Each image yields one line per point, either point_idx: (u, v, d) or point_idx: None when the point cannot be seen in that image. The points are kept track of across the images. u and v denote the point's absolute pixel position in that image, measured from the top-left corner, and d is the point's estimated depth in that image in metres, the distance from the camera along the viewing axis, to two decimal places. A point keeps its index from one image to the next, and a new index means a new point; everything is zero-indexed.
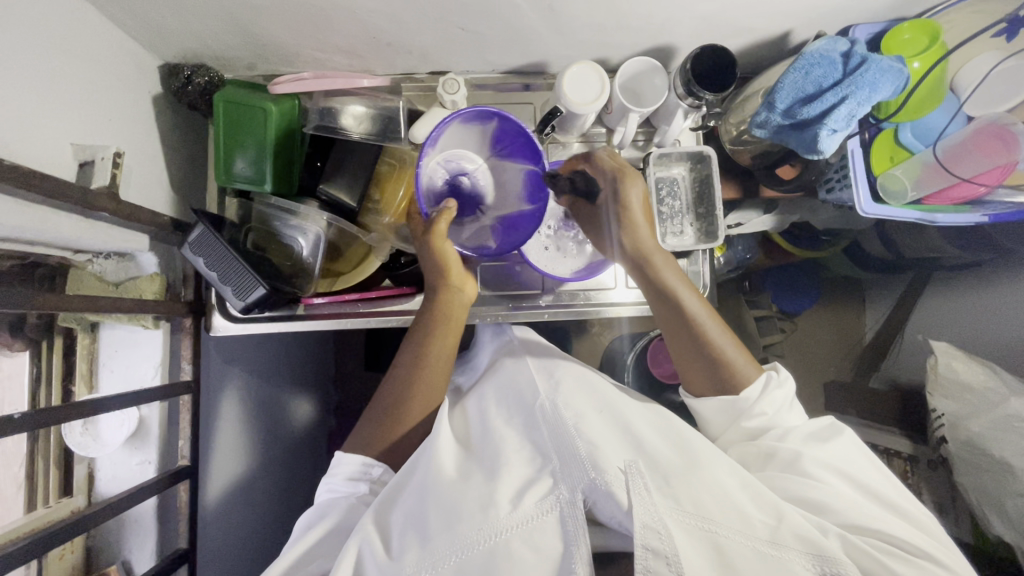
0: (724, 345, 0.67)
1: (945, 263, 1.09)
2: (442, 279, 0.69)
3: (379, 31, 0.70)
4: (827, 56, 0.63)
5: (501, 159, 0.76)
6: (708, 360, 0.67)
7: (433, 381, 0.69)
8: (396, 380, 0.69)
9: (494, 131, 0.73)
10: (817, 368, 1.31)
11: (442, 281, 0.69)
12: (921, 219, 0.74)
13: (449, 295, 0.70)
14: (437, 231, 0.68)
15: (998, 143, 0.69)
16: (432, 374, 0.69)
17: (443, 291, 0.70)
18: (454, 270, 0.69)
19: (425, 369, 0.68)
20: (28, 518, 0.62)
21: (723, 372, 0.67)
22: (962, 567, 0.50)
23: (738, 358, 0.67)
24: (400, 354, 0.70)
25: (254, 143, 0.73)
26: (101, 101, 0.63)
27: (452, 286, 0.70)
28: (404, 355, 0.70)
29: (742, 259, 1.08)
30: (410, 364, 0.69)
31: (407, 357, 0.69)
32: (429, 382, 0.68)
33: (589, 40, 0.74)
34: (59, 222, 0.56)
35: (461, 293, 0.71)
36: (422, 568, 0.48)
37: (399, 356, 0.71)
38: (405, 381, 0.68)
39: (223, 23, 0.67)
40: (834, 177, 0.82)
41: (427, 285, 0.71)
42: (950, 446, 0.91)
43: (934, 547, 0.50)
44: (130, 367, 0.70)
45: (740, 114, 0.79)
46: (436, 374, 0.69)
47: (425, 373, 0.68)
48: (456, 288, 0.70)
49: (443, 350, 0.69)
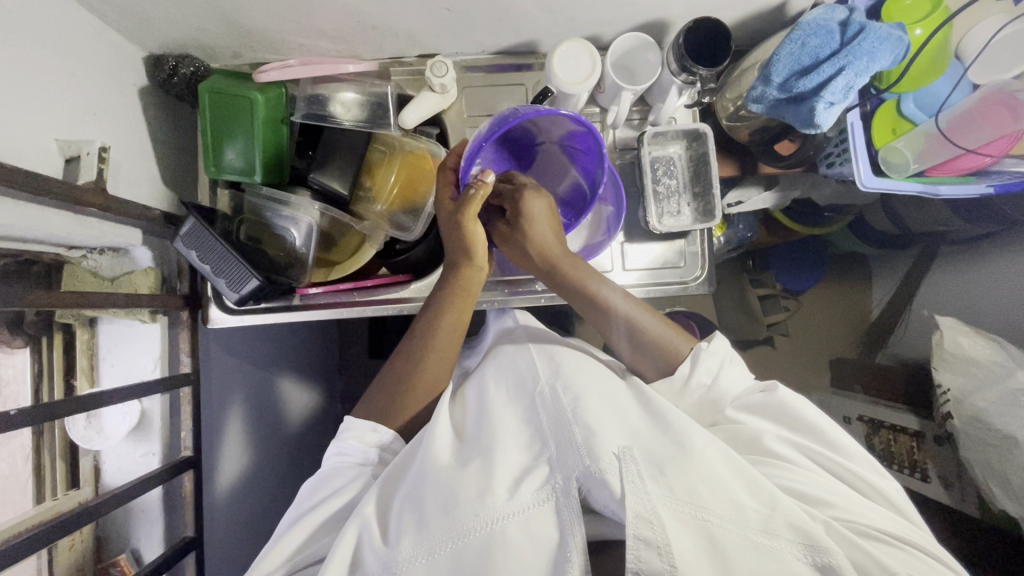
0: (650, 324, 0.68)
1: (953, 236, 1.06)
2: (465, 255, 0.69)
3: (363, 15, 0.68)
4: (824, 25, 0.61)
5: (562, 147, 0.75)
6: (642, 343, 0.68)
7: (436, 371, 0.68)
8: (406, 355, 0.68)
9: (574, 130, 0.71)
10: (821, 345, 1.33)
11: (467, 258, 0.69)
12: (923, 191, 0.71)
13: (472, 273, 0.69)
14: (468, 210, 0.67)
15: (1005, 112, 0.67)
16: (437, 361, 0.67)
17: (463, 268, 0.69)
18: (478, 248, 0.69)
19: (433, 352, 0.67)
20: (37, 510, 0.63)
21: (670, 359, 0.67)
22: (939, 551, 0.53)
23: (674, 336, 0.68)
24: (413, 327, 0.70)
25: (242, 133, 0.72)
26: (86, 96, 0.63)
27: (473, 264, 0.69)
28: (417, 329, 0.69)
29: (743, 238, 1.07)
30: (424, 338, 0.68)
31: (420, 331, 0.68)
32: (437, 367, 0.68)
33: (579, 17, 0.72)
34: (48, 218, 0.56)
35: (482, 273, 0.70)
36: (417, 555, 0.49)
37: (410, 330, 0.70)
38: (410, 366, 0.67)
39: (205, 11, 0.65)
40: (835, 151, 0.80)
41: (450, 260, 0.70)
42: (955, 422, 0.90)
43: (902, 527, 0.53)
44: (130, 361, 0.71)
45: (737, 89, 0.77)
46: (438, 363, 0.68)
47: (433, 358, 0.67)
48: (479, 268, 0.70)
49: (450, 336, 0.68)
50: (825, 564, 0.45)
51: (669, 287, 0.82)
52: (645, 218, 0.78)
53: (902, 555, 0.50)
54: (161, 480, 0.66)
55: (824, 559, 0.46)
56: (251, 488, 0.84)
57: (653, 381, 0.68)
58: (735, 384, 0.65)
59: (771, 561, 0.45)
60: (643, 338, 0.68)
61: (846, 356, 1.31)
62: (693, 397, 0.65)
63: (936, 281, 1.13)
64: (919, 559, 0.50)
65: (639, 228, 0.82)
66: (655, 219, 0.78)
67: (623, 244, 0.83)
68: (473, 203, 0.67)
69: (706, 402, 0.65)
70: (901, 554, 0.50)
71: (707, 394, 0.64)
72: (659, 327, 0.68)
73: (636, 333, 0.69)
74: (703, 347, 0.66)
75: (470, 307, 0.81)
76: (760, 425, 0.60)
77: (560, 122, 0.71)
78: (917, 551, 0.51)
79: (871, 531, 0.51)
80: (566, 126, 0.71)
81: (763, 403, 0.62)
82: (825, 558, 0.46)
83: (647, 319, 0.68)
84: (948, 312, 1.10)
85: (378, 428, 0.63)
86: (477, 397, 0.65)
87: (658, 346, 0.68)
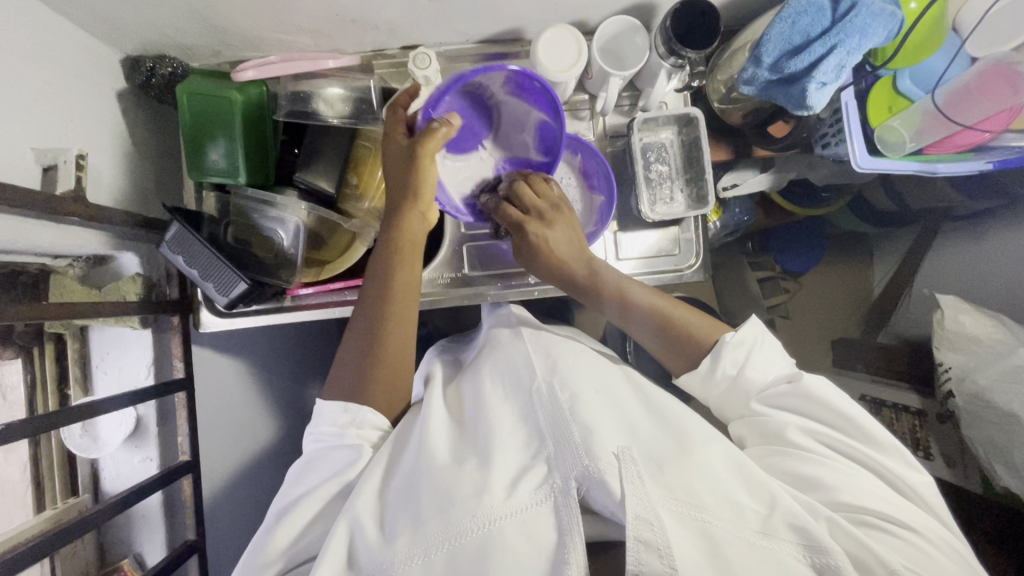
0: (678, 315, 0.67)
1: (955, 212, 1.05)
2: (407, 200, 0.67)
3: (341, 8, 0.66)
4: (816, 2, 0.59)
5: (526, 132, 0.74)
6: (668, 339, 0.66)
7: (402, 339, 0.66)
8: (363, 323, 0.66)
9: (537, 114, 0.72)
10: (823, 326, 1.31)
11: (409, 204, 0.68)
12: (920, 169, 0.70)
13: (413, 218, 0.68)
14: (426, 147, 0.66)
15: (1005, 86, 0.65)
16: (398, 325, 0.66)
17: (405, 214, 0.68)
18: (424, 190, 0.68)
19: (393, 311, 0.66)
20: (38, 519, 0.64)
21: (691, 345, 0.65)
22: (946, 543, 0.52)
23: (690, 319, 0.67)
24: (365, 289, 0.68)
25: (224, 133, 0.71)
26: (62, 103, 0.62)
27: (417, 208, 0.68)
28: (370, 289, 0.67)
29: (739, 222, 1.05)
30: (379, 295, 0.66)
31: (373, 289, 0.67)
32: (396, 335, 0.65)
33: (565, 1, 0.70)
34: (29, 229, 0.55)
35: (425, 216, 0.69)
36: (412, 555, 0.49)
37: (362, 292, 0.68)
38: (369, 331, 0.65)
39: (179, 10, 0.64)
40: (828, 132, 0.77)
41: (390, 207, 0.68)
42: (957, 401, 0.89)
43: (911, 521, 0.53)
44: (122, 368, 0.71)
45: (727, 70, 0.75)
46: (399, 326, 0.66)
47: (390, 314, 0.66)
48: (422, 212, 0.68)
49: (404, 290, 0.67)
50: (825, 564, 0.45)
51: (665, 275, 0.82)
52: (638, 207, 0.77)
53: (898, 545, 0.50)
54: (159, 485, 0.66)
55: (823, 559, 0.46)
56: (254, 490, 0.83)
57: (682, 374, 0.66)
58: (764, 373, 0.62)
59: (768, 562, 0.45)
60: (639, 309, 0.68)
61: (847, 335, 1.29)
62: (719, 389, 0.63)
63: (938, 259, 1.12)
64: (915, 546, 0.50)
65: (633, 216, 0.81)
66: (647, 207, 0.76)
67: (617, 233, 0.82)
68: (431, 140, 0.65)
69: (734, 395, 0.63)
70: (895, 542, 0.50)
71: (734, 384, 0.62)
72: (652, 297, 0.69)
73: (631, 306, 0.69)
74: (727, 338, 0.62)
75: (463, 302, 0.81)
76: (782, 418, 0.59)
77: (526, 105, 0.71)
78: (916, 540, 0.51)
79: (873, 523, 0.51)
80: (531, 108, 0.71)
81: (789, 391, 0.60)
82: (825, 558, 0.46)
83: (641, 291, 0.69)
84: (950, 290, 1.09)
85: (349, 409, 0.61)
86: (474, 392, 0.65)
87: (668, 331, 0.66)
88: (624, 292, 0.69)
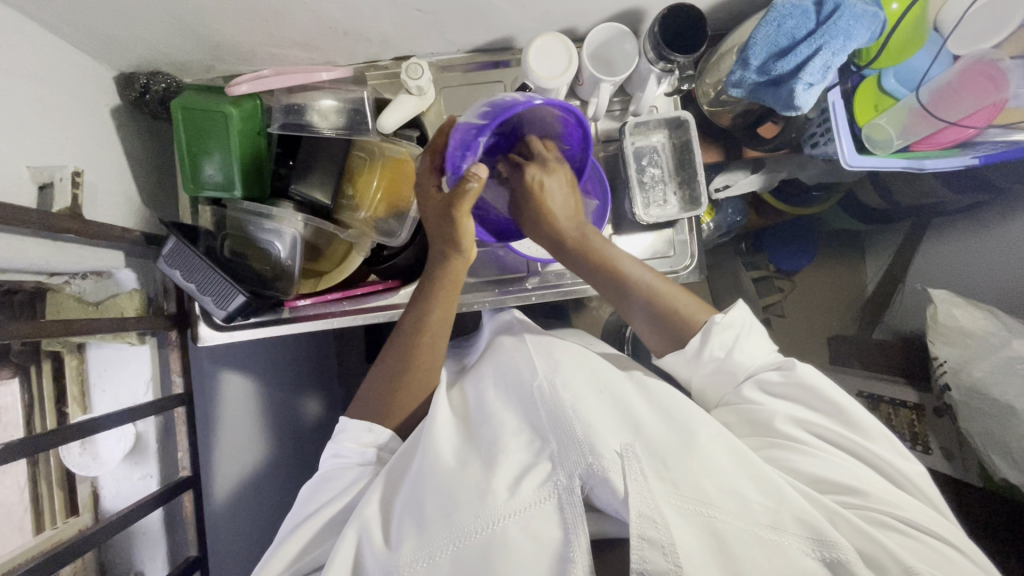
0: (665, 293, 0.66)
1: (943, 207, 1.06)
2: (449, 246, 0.66)
3: (333, 21, 0.67)
4: (800, 5, 0.60)
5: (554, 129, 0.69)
6: (654, 316, 0.67)
7: (430, 362, 0.67)
8: (394, 354, 0.67)
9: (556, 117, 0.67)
10: (819, 323, 1.32)
11: (452, 248, 0.66)
12: (909, 167, 0.72)
13: (456, 261, 0.67)
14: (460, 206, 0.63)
15: (986, 82, 0.66)
16: (427, 356, 0.66)
17: (445, 258, 0.67)
18: (466, 238, 0.66)
19: (422, 346, 0.66)
20: (38, 540, 0.64)
21: (677, 325, 0.65)
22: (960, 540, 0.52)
23: (681, 301, 0.66)
24: (399, 323, 0.68)
25: (219, 148, 0.71)
26: (57, 120, 0.62)
27: (457, 254, 0.67)
28: (404, 323, 0.68)
29: (732, 222, 1.07)
30: (410, 332, 0.66)
31: (406, 325, 0.67)
32: (421, 369, 0.66)
33: (553, 10, 0.71)
34: (25, 248, 0.55)
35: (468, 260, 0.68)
36: (418, 558, 0.49)
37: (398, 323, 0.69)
38: (400, 363, 0.66)
39: (171, 26, 0.64)
40: (819, 132, 0.79)
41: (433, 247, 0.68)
42: (952, 394, 0.89)
43: (924, 517, 0.52)
44: (121, 386, 0.70)
45: (716, 74, 0.76)
46: (427, 360, 0.67)
47: (424, 344, 0.66)
48: (465, 259, 0.68)
49: (437, 329, 0.67)
50: (833, 560, 0.46)
51: (660, 276, 0.82)
52: (631, 209, 0.78)
53: (910, 542, 0.50)
54: (158, 502, 0.66)
55: (832, 554, 0.46)
56: (257, 508, 0.83)
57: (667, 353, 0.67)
58: (752, 356, 0.63)
59: (778, 557, 0.45)
60: (635, 296, 0.67)
61: (844, 332, 1.30)
62: (707, 369, 0.64)
63: (930, 252, 1.13)
64: (933, 548, 0.49)
65: (627, 219, 0.82)
66: (641, 210, 0.77)
67: (612, 236, 0.82)
68: (467, 199, 0.62)
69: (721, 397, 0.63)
70: (909, 542, 0.50)
71: (722, 366, 0.63)
72: (649, 277, 0.67)
73: (629, 291, 0.67)
74: (719, 320, 0.63)
75: (463, 309, 0.81)
76: (772, 407, 0.60)
77: (543, 111, 0.66)
78: (934, 540, 0.50)
79: (883, 517, 0.51)
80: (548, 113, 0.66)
81: (784, 383, 0.60)
82: (833, 552, 0.46)
83: (641, 272, 0.67)
84: (943, 284, 1.10)
85: (374, 429, 0.63)
86: (476, 393, 0.65)
87: (656, 308, 0.66)
88: (620, 266, 0.68)
